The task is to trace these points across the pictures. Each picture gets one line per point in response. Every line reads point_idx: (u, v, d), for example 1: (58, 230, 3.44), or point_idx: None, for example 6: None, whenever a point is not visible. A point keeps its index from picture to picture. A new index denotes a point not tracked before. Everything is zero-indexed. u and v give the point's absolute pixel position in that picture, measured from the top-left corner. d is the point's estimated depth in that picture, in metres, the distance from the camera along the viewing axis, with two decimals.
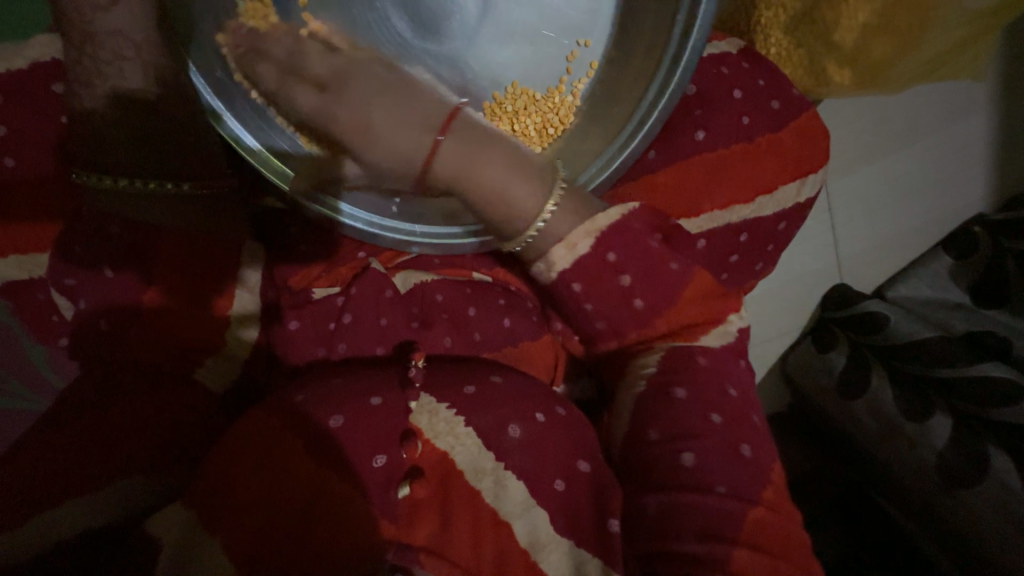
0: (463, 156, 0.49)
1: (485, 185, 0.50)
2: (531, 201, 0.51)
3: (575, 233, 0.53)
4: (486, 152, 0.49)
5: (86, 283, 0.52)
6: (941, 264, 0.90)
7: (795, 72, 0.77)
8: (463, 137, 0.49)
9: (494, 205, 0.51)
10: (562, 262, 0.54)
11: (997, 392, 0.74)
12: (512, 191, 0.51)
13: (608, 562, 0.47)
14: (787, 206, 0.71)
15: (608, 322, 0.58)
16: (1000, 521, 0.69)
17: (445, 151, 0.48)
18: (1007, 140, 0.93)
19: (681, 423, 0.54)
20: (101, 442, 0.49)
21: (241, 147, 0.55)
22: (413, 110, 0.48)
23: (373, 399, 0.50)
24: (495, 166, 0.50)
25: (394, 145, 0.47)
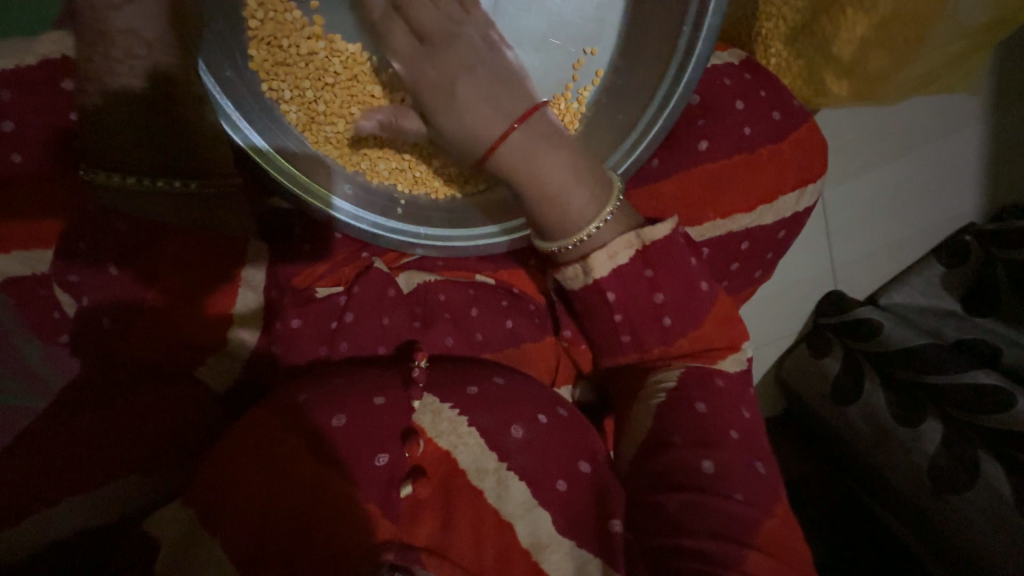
0: (533, 149, 0.55)
1: (546, 181, 0.55)
2: (583, 208, 0.57)
3: (616, 244, 0.57)
4: (556, 152, 0.55)
5: (88, 279, 0.49)
6: (934, 273, 0.93)
7: (795, 83, 0.79)
8: (539, 133, 0.55)
9: (549, 202, 0.56)
10: (601, 269, 0.57)
11: (989, 399, 0.75)
12: (568, 196, 0.56)
13: (608, 562, 0.48)
14: (786, 215, 0.72)
15: (632, 335, 0.61)
16: (989, 526, 0.71)
17: (515, 140, 0.54)
18: (999, 155, 0.96)
19: (705, 434, 0.56)
20: (97, 448, 0.47)
21: (253, 148, 0.57)
22: (502, 98, 0.54)
23: (377, 399, 0.51)
24: (562, 167, 0.56)
25: (470, 123, 0.54)
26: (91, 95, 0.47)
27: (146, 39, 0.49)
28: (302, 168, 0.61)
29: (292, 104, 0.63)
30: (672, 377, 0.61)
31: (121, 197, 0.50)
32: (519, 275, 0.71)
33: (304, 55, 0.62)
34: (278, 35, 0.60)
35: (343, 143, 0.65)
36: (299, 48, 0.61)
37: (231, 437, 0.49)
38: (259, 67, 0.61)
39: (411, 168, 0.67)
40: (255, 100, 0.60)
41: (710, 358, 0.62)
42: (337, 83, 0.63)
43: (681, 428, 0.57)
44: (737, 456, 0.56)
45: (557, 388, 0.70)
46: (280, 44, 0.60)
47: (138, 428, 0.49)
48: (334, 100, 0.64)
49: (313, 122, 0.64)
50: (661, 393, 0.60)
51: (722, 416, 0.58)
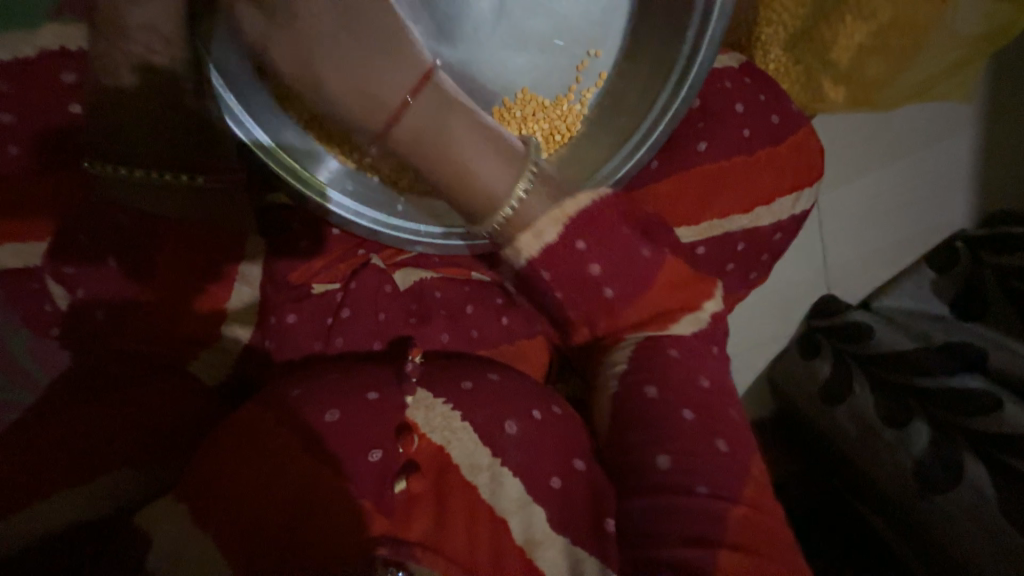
0: (429, 117, 0.48)
1: (455, 157, 0.49)
2: (502, 182, 0.51)
3: (542, 220, 0.52)
4: (458, 122, 0.49)
5: (83, 272, 0.51)
6: (924, 277, 0.94)
7: (794, 87, 0.77)
8: (431, 101, 0.48)
9: (464, 180, 0.50)
10: (528, 249, 0.53)
11: (973, 403, 0.77)
12: (484, 169, 0.50)
13: (603, 560, 0.47)
14: (783, 218, 0.73)
15: (579, 313, 0.59)
16: (971, 526, 0.72)
17: (405, 116, 0.47)
18: (992, 162, 0.97)
19: (654, 420, 0.56)
20: (86, 437, 0.47)
21: (256, 146, 0.55)
22: (379, 65, 0.46)
23: (370, 394, 0.52)
24: (465, 139, 0.49)
25: (349, 97, 0.47)
26: (104, 90, 0.50)
27: (164, 35, 0.49)
28: (306, 165, 0.60)
29: None
30: (622, 359, 0.60)
31: (121, 189, 0.51)
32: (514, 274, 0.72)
33: None
34: None
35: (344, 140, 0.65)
36: None
37: (226, 436, 0.49)
38: None
39: None
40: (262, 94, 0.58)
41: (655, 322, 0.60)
42: None
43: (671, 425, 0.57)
44: (731, 456, 0.55)
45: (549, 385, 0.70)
46: None
47: (134, 423, 0.49)
48: None
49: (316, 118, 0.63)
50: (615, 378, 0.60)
51: (716, 416, 0.57)
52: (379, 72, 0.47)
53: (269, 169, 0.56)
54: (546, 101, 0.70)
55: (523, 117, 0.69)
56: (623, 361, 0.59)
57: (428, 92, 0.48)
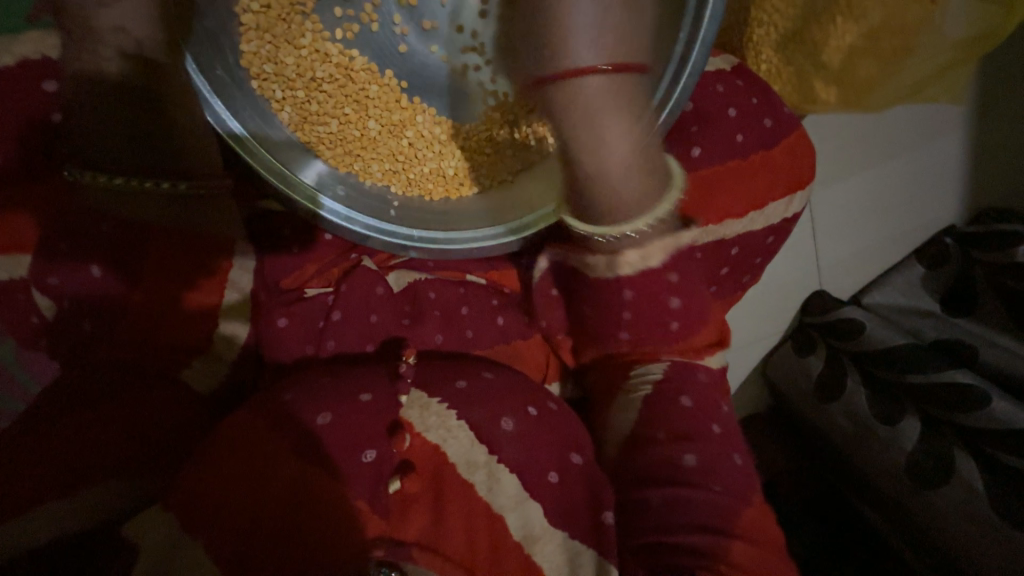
0: (607, 111, 0.51)
1: (611, 153, 0.52)
2: (636, 203, 0.54)
3: (653, 246, 0.57)
4: (626, 120, 0.52)
5: (69, 281, 0.49)
6: (914, 274, 0.95)
7: (784, 89, 0.78)
8: (622, 91, 0.51)
9: (602, 177, 0.53)
10: (628, 267, 0.59)
11: (963, 397, 0.78)
12: (620, 179, 0.53)
13: (602, 554, 0.49)
14: (775, 222, 0.73)
15: (632, 334, 0.64)
16: (964, 521, 0.73)
17: (591, 97, 0.50)
18: (985, 161, 0.97)
19: (686, 428, 0.59)
20: (76, 450, 0.46)
21: (229, 134, 0.53)
22: (601, 49, 0.50)
23: (363, 395, 0.53)
24: (629, 141, 0.52)
25: (560, 63, 0.51)
26: (88, 93, 0.49)
27: (135, 36, 0.49)
28: (289, 164, 0.58)
29: (285, 103, 0.62)
30: (656, 370, 0.64)
31: (101, 195, 0.50)
32: (508, 275, 0.72)
33: (301, 56, 0.64)
34: (275, 35, 0.61)
35: (335, 144, 0.65)
36: (295, 50, 0.63)
37: (217, 441, 0.49)
38: (250, 64, 0.59)
39: (405, 171, 0.68)
40: (241, 90, 0.57)
41: (693, 351, 0.66)
42: (330, 85, 0.65)
43: (668, 423, 0.59)
44: (721, 453, 0.58)
45: (547, 384, 0.71)
46: (277, 44, 0.61)
47: (123, 429, 0.48)
48: (326, 102, 0.65)
49: (305, 122, 0.63)
50: (645, 385, 0.63)
51: (706, 410, 0.62)
52: (597, 54, 0.50)
53: (247, 164, 0.55)
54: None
55: (512, 119, 0.68)
56: (659, 373, 0.64)
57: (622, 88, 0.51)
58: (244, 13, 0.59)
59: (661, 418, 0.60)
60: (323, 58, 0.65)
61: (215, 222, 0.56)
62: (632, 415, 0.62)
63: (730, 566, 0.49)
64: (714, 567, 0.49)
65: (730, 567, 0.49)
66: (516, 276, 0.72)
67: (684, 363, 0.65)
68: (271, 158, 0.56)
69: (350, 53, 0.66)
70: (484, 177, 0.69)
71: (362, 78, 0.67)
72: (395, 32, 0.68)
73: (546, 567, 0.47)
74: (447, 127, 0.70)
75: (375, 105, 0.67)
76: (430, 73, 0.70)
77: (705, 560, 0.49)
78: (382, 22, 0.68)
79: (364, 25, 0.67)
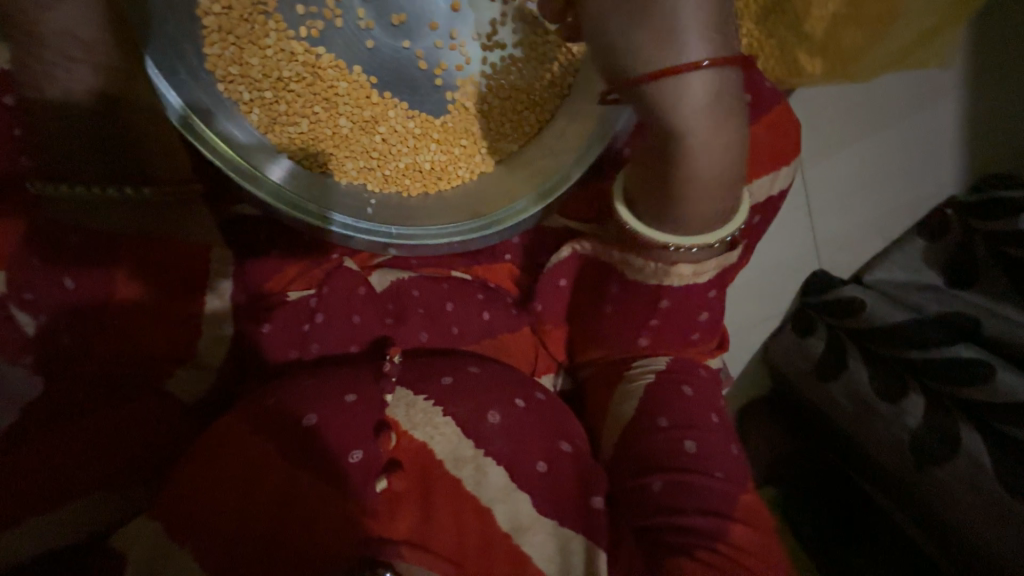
0: (710, 122, 0.44)
1: (712, 165, 0.46)
2: (719, 215, 0.51)
3: (709, 263, 0.55)
4: (730, 126, 0.45)
5: (44, 296, 0.47)
6: (914, 247, 0.93)
7: (767, 62, 0.75)
8: (729, 91, 0.43)
9: (696, 190, 0.48)
10: (677, 279, 0.56)
11: (967, 371, 0.75)
12: (713, 192, 0.48)
13: (591, 539, 0.49)
14: (762, 199, 0.71)
15: (651, 339, 0.63)
16: (972, 497, 0.71)
17: (694, 108, 0.43)
18: (983, 126, 0.94)
19: (691, 417, 0.58)
20: (61, 465, 0.45)
21: (189, 130, 0.54)
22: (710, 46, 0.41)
23: (348, 396, 0.51)
24: (729, 149, 0.46)
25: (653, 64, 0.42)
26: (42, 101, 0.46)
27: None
28: (249, 158, 0.59)
29: (254, 106, 0.63)
30: (659, 362, 0.63)
31: (63, 207, 0.48)
32: (495, 269, 0.70)
33: (267, 56, 0.63)
34: (238, 36, 0.62)
35: (307, 144, 0.65)
36: (260, 50, 0.63)
37: (199, 450, 0.48)
38: (215, 66, 0.61)
39: (381, 168, 0.67)
40: (199, 84, 0.59)
41: (700, 353, 0.66)
42: (297, 84, 0.65)
43: (666, 410, 0.58)
44: (719, 438, 0.57)
45: (538, 377, 0.70)
46: (241, 45, 0.62)
47: (103, 445, 0.47)
48: (296, 101, 0.65)
49: (275, 123, 0.64)
50: (648, 375, 0.62)
51: (701, 398, 0.61)
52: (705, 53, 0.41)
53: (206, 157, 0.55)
54: (505, 84, 0.68)
55: (489, 109, 0.68)
56: (663, 364, 0.63)
57: (727, 95, 0.43)
58: (207, 18, 0.60)
59: (658, 405, 0.59)
60: (289, 57, 0.64)
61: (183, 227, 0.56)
62: (633, 404, 0.60)
63: (733, 547, 0.49)
64: (718, 548, 0.48)
65: (732, 548, 0.49)
66: (502, 271, 0.71)
67: (685, 358, 0.64)
68: (228, 150, 0.56)
69: (316, 51, 0.65)
70: (461, 171, 0.68)
71: (330, 75, 0.65)
72: (360, 26, 0.65)
73: (536, 558, 0.47)
74: (421, 121, 0.68)
75: (345, 102, 0.66)
76: (400, 68, 0.67)
77: (709, 542, 0.49)
78: (346, 17, 0.65)
79: (329, 20, 0.65)
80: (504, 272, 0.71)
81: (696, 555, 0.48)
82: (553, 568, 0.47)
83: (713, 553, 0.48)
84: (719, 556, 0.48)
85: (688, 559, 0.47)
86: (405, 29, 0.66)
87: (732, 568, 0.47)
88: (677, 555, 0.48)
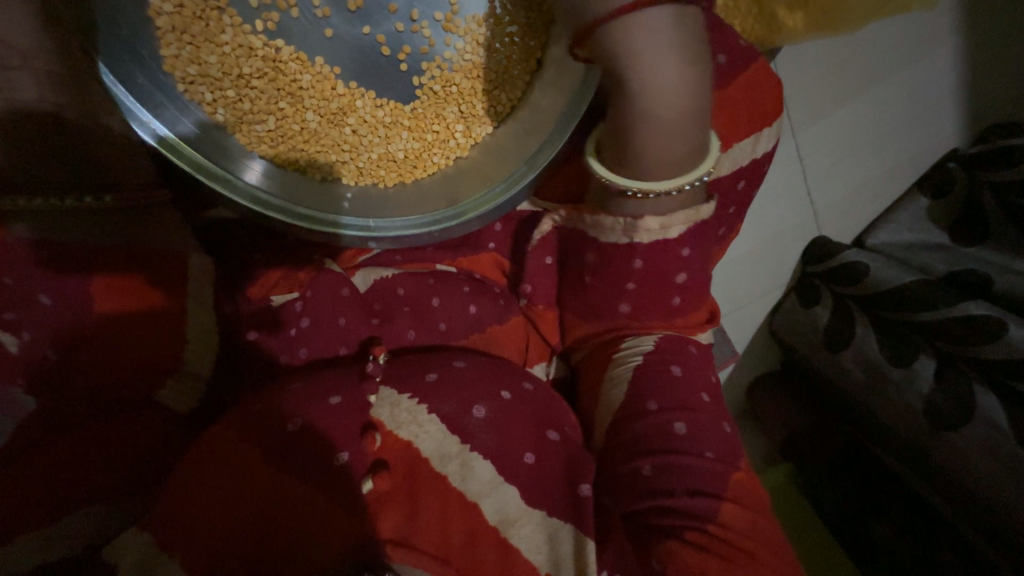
0: (660, 55, 0.45)
1: (674, 98, 0.47)
2: (687, 157, 0.50)
3: (676, 217, 0.54)
4: (688, 60, 0.46)
5: (24, 314, 0.45)
6: (919, 207, 0.89)
7: (745, 22, 0.73)
8: (685, 27, 0.45)
9: (659, 126, 0.48)
10: (645, 235, 0.55)
11: (981, 329, 0.72)
12: (678, 127, 0.48)
13: (580, 527, 0.48)
14: (744, 164, 0.69)
15: (633, 306, 0.61)
16: (990, 461, 0.68)
17: (642, 40, 0.45)
18: (978, 71, 0.90)
19: (680, 398, 0.57)
20: (63, 476, 0.45)
21: (162, 144, 0.54)
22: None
23: (333, 399, 0.51)
24: (688, 84, 0.47)
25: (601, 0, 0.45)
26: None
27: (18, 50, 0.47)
28: (225, 165, 0.59)
29: (218, 105, 0.63)
30: (648, 342, 0.61)
31: (23, 222, 0.46)
32: (481, 259, 0.69)
33: (225, 53, 0.63)
34: (194, 34, 0.61)
35: (277, 142, 0.66)
36: (217, 47, 0.62)
37: (184, 463, 0.47)
38: (174, 68, 0.60)
39: (354, 160, 0.68)
40: (164, 93, 0.58)
41: (689, 329, 0.64)
42: (260, 80, 0.64)
43: (656, 393, 0.57)
44: (709, 417, 0.57)
45: (530, 367, 0.69)
46: (197, 44, 0.61)
47: (93, 458, 0.47)
48: (260, 98, 0.65)
49: (243, 122, 0.64)
50: (637, 356, 0.60)
51: (692, 373, 0.60)
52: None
53: (173, 164, 0.55)
54: (472, 61, 0.67)
55: (459, 91, 0.68)
56: (651, 344, 0.61)
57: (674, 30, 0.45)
58: (159, 19, 0.59)
59: (647, 388, 0.58)
60: (248, 53, 0.64)
61: (160, 228, 0.58)
62: (623, 387, 0.59)
63: (720, 525, 0.49)
64: (706, 529, 0.49)
65: (719, 527, 0.49)
66: (487, 260, 0.70)
67: (677, 337, 0.63)
68: (203, 158, 0.57)
69: (275, 44, 0.64)
70: (436, 158, 0.69)
71: (292, 69, 0.65)
72: (317, 15, 0.65)
73: (525, 550, 0.46)
74: (391, 109, 0.68)
75: (310, 95, 0.66)
76: (363, 56, 0.67)
77: (698, 523, 0.49)
78: (302, 7, 0.64)
79: (284, 11, 0.64)
80: (490, 262, 0.70)
81: (685, 537, 0.48)
82: (542, 558, 0.46)
83: (701, 534, 0.49)
84: (706, 535, 0.48)
85: (675, 541, 0.48)
86: (363, 14, 0.65)
87: (719, 548, 0.47)
88: (665, 538, 0.49)
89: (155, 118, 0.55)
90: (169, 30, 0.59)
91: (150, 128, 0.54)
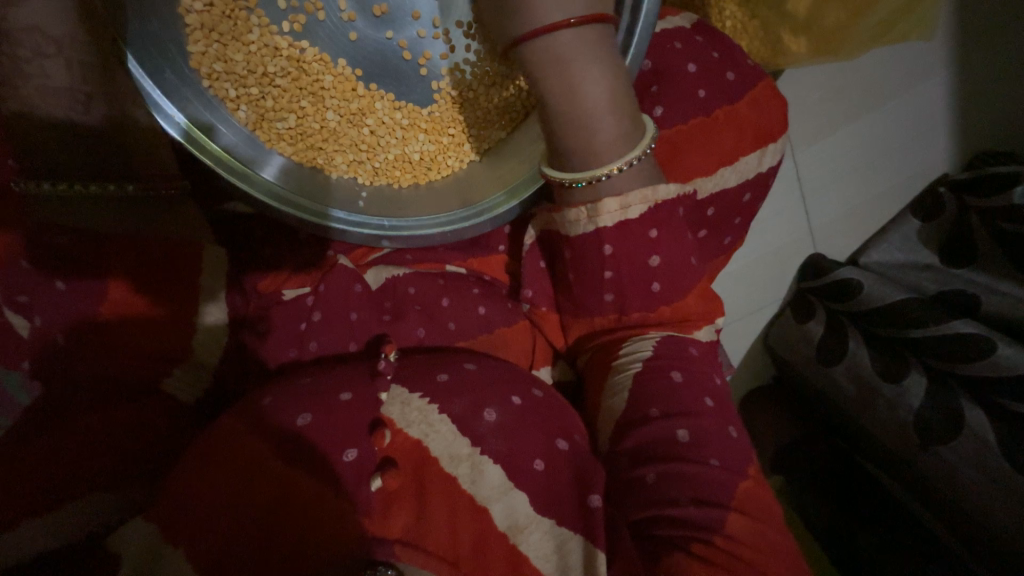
0: (562, 63, 0.50)
1: (587, 99, 0.51)
2: (613, 148, 0.53)
3: (633, 196, 0.55)
4: (601, 66, 0.51)
5: (42, 297, 0.45)
6: (910, 228, 0.92)
7: (751, 43, 0.80)
8: (596, 40, 0.50)
9: (577, 124, 0.52)
10: (607, 218, 0.56)
11: (969, 348, 0.74)
12: (596, 123, 0.52)
13: (591, 537, 0.48)
14: (750, 177, 0.71)
15: (616, 295, 0.62)
16: (977, 476, 0.70)
17: (543, 51, 0.50)
18: (970, 99, 0.94)
19: (681, 405, 0.57)
20: (70, 459, 0.44)
21: (190, 143, 0.55)
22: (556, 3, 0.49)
23: (343, 395, 0.51)
24: (602, 87, 0.51)
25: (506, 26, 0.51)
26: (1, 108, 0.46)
27: (52, 37, 0.48)
28: (247, 162, 0.61)
29: (241, 102, 0.65)
30: (647, 347, 0.61)
31: (53, 205, 0.47)
32: (489, 261, 0.71)
33: (251, 51, 0.65)
34: (221, 32, 0.63)
35: (296, 139, 0.67)
36: (243, 46, 0.64)
37: (194, 451, 0.47)
38: (200, 64, 0.61)
39: (371, 160, 0.70)
40: (192, 90, 0.59)
41: (688, 329, 0.63)
42: (283, 79, 0.67)
43: (657, 399, 0.57)
44: (712, 423, 0.57)
45: (536, 370, 0.70)
46: (224, 42, 0.63)
47: (108, 443, 0.47)
48: (282, 96, 0.67)
49: (263, 119, 0.66)
50: (636, 363, 0.61)
51: (697, 378, 0.60)
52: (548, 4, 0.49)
53: (197, 160, 0.56)
54: (490, 70, 0.69)
55: (475, 97, 0.71)
56: (648, 349, 0.61)
57: (575, 41, 0.49)
58: (189, 15, 0.61)
59: (650, 394, 0.58)
60: (272, 53, 0.66)
61: (178, 225, 0.60)
62: (623, 396, 0.59)
63: (725, 537, 0.49)
64: (710, 540, 0.48)
65: (724, 539, 0.48)
66: (496, 263, 0.71)
67: (675, 337, 0.62)
68: (227, 155, 0.58)
69: (299, 45, 0.67)
70: (450, 160, 0.72)
71: (315, 69, 0.67)
72: (342, 19, 0.68)
73: (534, 557, 0.47)
74: (408, 112, 0.70)
75: (331, 96, 0.68)
76: (384, 59, 0.70)
77: (701, 534, 0.49)
78: (328, 10, 0.67)
79: (311, 14, 0.67)
80: (499, 265, 0.71)
81: (689, 548, 0.48)
82: (549, 567, 0.47)
83: (706, 546, 0.48)
84: (711, 548, 0.48)
85: (681, 554, 0.48)
86: (387, 19, 0.68)
87: (724, 559, 0.47)
88: (668, 548, 0.48)
89: (179, 112, 0.55)
90: (198, 28, 0.62)
91: (175, 121, 0.55)
